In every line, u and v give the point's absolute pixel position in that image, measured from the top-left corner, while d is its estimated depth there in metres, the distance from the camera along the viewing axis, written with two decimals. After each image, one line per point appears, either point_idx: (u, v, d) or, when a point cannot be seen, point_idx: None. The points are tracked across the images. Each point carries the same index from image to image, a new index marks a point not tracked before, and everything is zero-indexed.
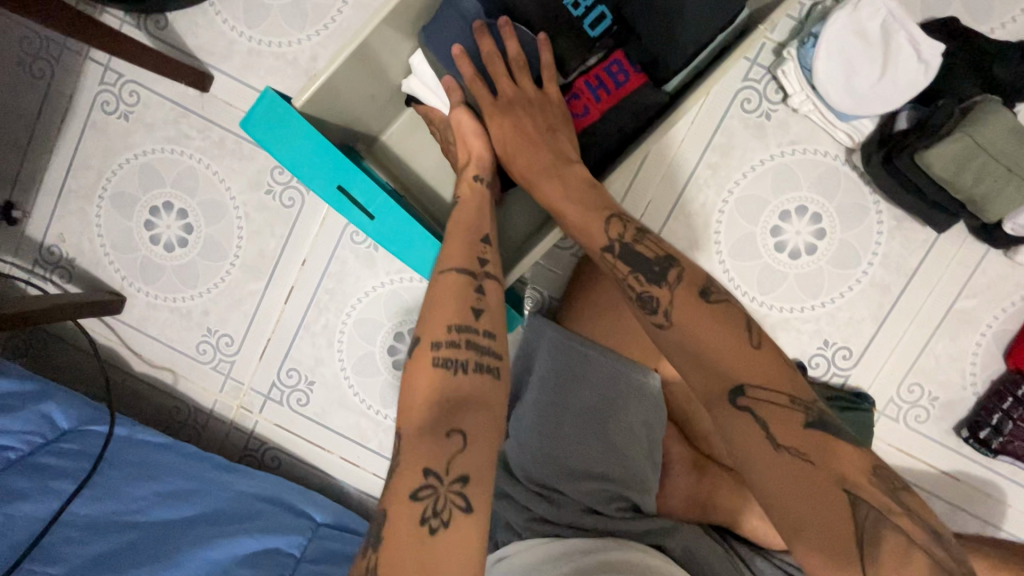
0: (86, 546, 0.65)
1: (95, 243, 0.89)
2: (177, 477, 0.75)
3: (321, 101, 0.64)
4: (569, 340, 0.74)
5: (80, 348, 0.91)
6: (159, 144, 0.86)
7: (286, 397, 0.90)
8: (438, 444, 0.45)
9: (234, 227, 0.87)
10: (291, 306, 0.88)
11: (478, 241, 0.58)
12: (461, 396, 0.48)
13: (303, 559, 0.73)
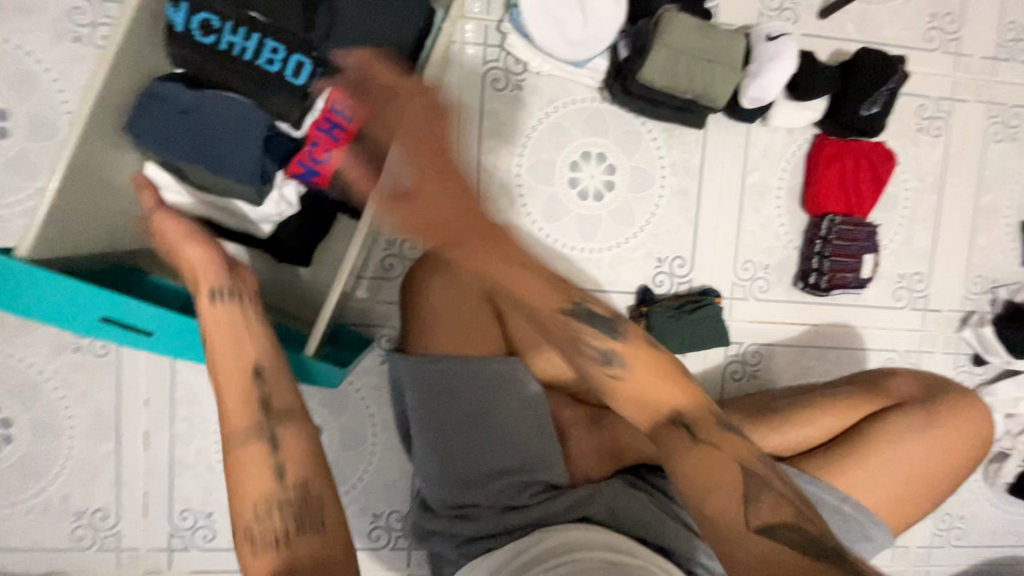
0: None
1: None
2: None
3: (53, 236, 0.60)
4: (419, 363, 0.73)
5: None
6: None
7: (190, 541, 0.84)
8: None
9: (56, 399, 0.80)
10: (154, 449, 0.83)
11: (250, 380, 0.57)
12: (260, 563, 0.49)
13: None
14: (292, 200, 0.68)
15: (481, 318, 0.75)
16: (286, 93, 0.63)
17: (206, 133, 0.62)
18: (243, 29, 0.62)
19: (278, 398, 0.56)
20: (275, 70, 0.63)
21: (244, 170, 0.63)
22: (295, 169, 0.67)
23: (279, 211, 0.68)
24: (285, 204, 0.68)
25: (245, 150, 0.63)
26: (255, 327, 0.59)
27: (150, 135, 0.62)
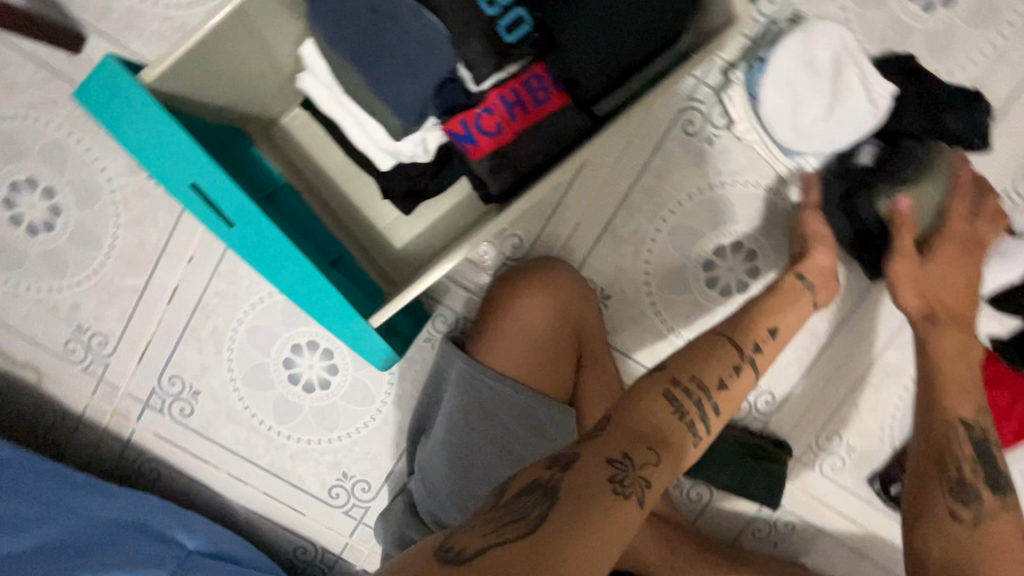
0: None
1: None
2: (25, 503, 0.69)
3: (181, 75, 0.54)
4: (478, 374, 0.67)
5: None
6: (22, 111, 0.74)
7: (167, 406, 0.81)
8: (582, 471, 0.44)
9: (110, 213, 0.76)
10: (175, 308, 0.78)
11: (703, 378, 0.55)
12: (610, 460, 0.46)
13: None
14: (429, 150, 0.61)
15: (560, 361, 0.70)
16: (486, 39, 0.52)
17: (383, 48, 0.54)
18: None
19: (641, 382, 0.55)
20: (490, 14, 0.52)
21: (400, 104, 0.55)
22: (454, 127, 0.57)
23: (411, 154, 0.61)
24: (419, 151, 0.61)
25: (411, 83, 0.54)
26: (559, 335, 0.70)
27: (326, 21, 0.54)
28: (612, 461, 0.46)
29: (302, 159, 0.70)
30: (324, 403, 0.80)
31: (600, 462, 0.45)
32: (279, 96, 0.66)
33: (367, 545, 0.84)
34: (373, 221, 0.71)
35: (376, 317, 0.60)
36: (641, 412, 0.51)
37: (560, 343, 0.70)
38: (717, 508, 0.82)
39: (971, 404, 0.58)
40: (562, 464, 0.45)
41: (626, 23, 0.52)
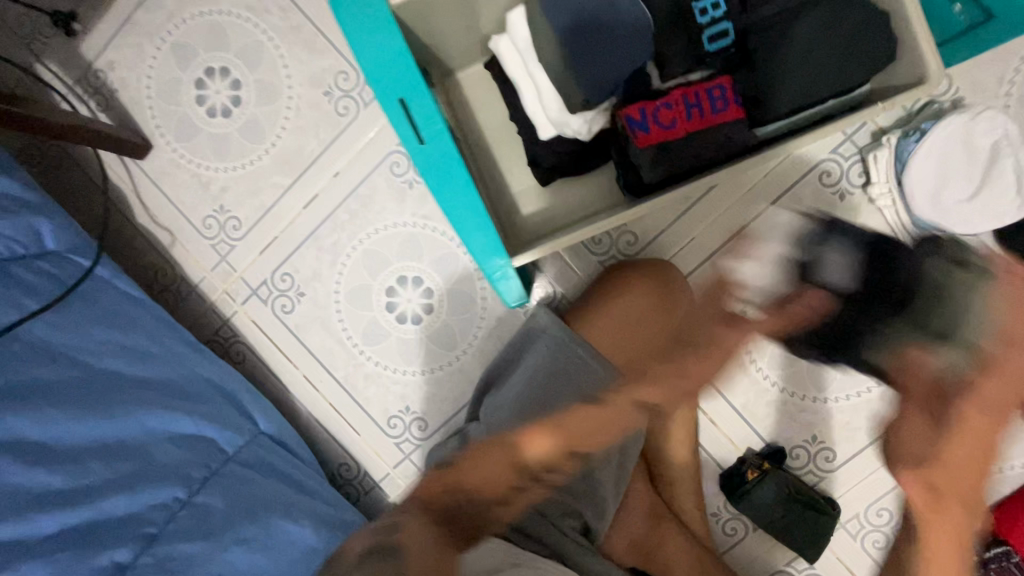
0: (50, 336, 0.64)
1: (142, 83, 0.87)
2: (138, 335, 0.70)
3: (414, 7, 0.60)
4: (573, 342, 0.73)
5: (93, 178, 0.89)
6: (238, 8, 0.83)
7: (271, 299, 0.88)
8: (409, 533, 0.49)
9: (281, 115, 0.84)
10: (308, 214, 0.86)
11: (510, 476, 0.57)
12: (428, 524, 0.50)
13: (233, 458, 0.71)
14: (591, 131, 0.67)
15: (652, 357, 0.73)
16: (688, 44, 0.60)
17: (594, 27, 0.60)
18: None
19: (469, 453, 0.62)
20: (701, 23, 0.59)
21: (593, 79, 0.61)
22: (632, 113, 0.62)
23: (576, 130, 0.66)
24: (584, 129, 0.66)
25: (610, 67, 0.61)
26: (657, 332, 0.74)
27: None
28: (446, 530, 0.51)
29: (467, 112, 0.76)
30: (410, 338, 0.85)
31: (424, 529, 0.50)
32: (466, 53, 0.73)
33: (405, 480, 0.88)
34: (510, 183, 0.76)
35: (517, 260, 0.66)
36: (439, 496, 0.54)
37: (657, 335, 0.76)
38: (748, 547, 0.83)
39: None
40: (387, 533, 0.50)
41: (821, 59, 0.57)
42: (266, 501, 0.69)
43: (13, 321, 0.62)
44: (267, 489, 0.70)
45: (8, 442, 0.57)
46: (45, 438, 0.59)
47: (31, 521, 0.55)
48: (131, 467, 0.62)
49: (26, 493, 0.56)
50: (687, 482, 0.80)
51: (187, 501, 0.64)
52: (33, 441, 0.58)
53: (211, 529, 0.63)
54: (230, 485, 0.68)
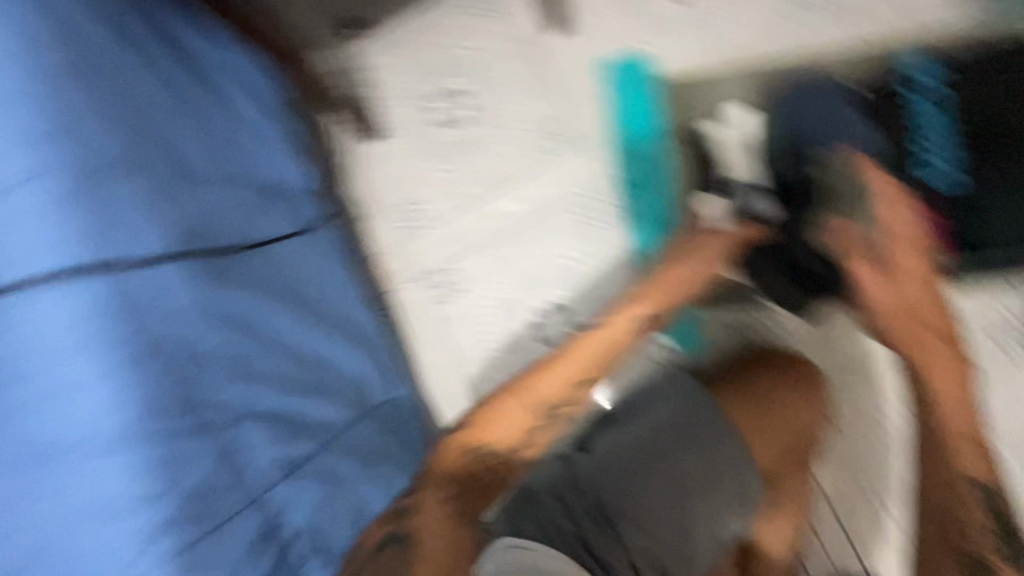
0: (271, 246, 0.69)
1: (384, 79, 0.97)
2: (327, 273, 0.77)
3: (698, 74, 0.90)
4: (706, 400, 0.72)
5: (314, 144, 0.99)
6: (496, 45, 0.95)
7: (432, 288, 0.98)
8: (423, 514, 0.59)
9: (501, 140, 0.96)
10: (494, 226, 0.97)
11: (570, 379, 0.69)
12: (444, 500, 0.60)
13: (378, 406, 0.74)
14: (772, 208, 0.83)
15: (777, 442, 0.74)
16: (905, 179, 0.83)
17: (816, 129, 0.84)
18: (931, 137, 0.83)
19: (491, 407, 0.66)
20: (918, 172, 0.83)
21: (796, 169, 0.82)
22: None
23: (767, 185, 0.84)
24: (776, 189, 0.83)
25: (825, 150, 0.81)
26: (788, 418, 0.74)
27: (791, 101, 0.86)
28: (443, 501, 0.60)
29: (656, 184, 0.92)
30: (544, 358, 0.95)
31: (437, 507, 0.60)
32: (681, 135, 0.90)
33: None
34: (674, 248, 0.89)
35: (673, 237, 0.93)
36: (451, 458, 0.63)
37: (783, 429, 0.75)
38: None
39: None
40: (407, 510, 0.60)
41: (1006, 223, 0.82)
42: (398, 456, 0.71)
43: (259, 238, 0.67)
44: (396, 447, 0.72)
45: (239, 321, 0.59)
46: (264, 329, 0.62)
47: (236, 409, 0.55)
48: (315, 384, 0.65)
49: (260, 371, 0.59)
50: None
51: (343, 433, 0.66)
52: (255, 324, 0.61)
53: (357, 472, 0.65)
54: (377, 429, 0.71)
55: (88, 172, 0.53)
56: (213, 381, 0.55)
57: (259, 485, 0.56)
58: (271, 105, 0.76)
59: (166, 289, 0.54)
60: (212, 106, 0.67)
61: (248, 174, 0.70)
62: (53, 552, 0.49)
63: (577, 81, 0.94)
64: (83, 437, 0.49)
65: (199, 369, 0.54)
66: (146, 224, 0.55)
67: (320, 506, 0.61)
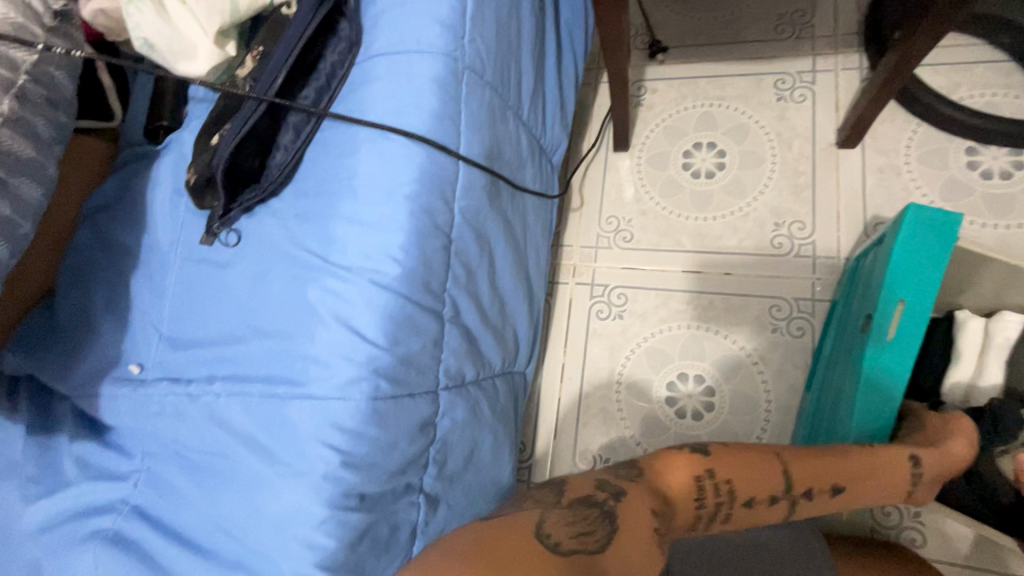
0: (525, 188, 0.74)
1: (658, 107, 1.06)
2: (541, 236, 0.81)
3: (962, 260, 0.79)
4: (817, 551, 0.65)
5: (575, 133, 1.09)
6: (770, 129, 1.00)
7: (597, 300, 1.02)
8: (631, 508, 0.47)
9: (731, 209, 0.99)
10: (681, 277, 0.99)
11: (829, 476, 0.54)
12: (650, 507, 0.48)
13: (517, 370, 0.79)
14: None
15: None
16: None
17: None
18: None
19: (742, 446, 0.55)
20: None
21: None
22: None
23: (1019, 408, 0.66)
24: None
25: None
26: None
27: None
28: (657, 512, 0.47)
29: None
30: (663, 418, 0.94)
31: (643, 509, 0.47)
32: None
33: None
34: None
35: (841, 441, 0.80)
36: (682, 472, 0.51)
37: None
38: None
39: None
40: (617, 492, 0.47)
41: None
42: (509, 421, 0.75)
43: (526, 187, 0.74)
44: (512, 416, 0.76)
45: (481, 235, 0.63)
46: (491, 252, 0.66)
47: (451, 313, 0.58)
48: (495, 322, 0.68)
49: (472, 287, 0.61)
50: None
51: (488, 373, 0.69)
52: (488, 244, 0.65)
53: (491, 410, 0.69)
54: (507, 388, 0.75)
55: (470, 66, 0.60)
56: (455, 279, 0.58)
57: (441, 381, 0.58)
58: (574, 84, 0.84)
59: (470, 184, 0.60)
60: (557, 70, 0.79)
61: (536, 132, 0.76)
62: (273, 344, 0.52)
63: (831, 195, 0.95)
64: (355, 265, 0.53)
65: (454, 264, 0.58)
66: (482, 129, 0.61)
67: (462, 426, 0.61)
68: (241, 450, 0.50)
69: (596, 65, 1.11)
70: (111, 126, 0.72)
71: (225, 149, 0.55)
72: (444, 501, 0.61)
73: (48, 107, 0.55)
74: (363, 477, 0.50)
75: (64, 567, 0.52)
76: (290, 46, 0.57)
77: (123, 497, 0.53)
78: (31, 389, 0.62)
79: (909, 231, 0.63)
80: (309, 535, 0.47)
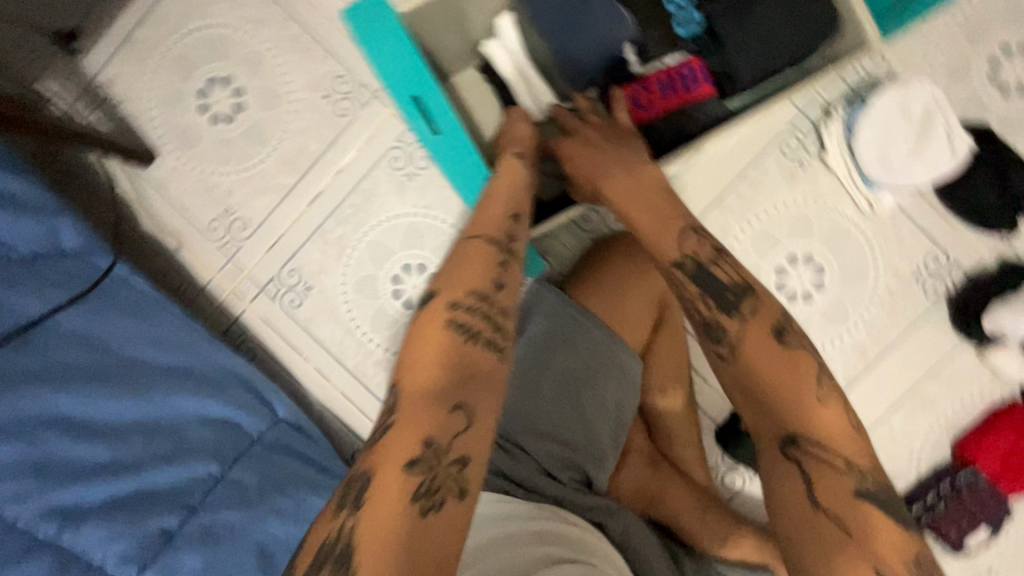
0: (76, 321, 0.68)
1: (132, 92, 0.90)
2: (167, 326, 0.75)
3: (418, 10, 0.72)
4: (569, 308, 0.74)
5: (113, 177, 0.92)
6: (237, 22, 0.88)
7: (281, 296, 0.91)
8: (380, 489, 0.43)
9: (284, 120, 0.89)
10: (313, 210, 0.90)
11: (477, 278, 0.57)
12: (404, 464, 0.44)
13: (258, 441, 0.75)
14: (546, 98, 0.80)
15: (645, 315, 0.78)
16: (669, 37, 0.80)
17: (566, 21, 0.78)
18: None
19: (443, 293, 0.56)
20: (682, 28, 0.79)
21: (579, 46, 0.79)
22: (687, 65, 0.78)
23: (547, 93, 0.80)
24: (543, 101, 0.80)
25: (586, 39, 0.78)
26: (645, 283, 0.78)
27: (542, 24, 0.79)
28: (411, 467, 0.44)
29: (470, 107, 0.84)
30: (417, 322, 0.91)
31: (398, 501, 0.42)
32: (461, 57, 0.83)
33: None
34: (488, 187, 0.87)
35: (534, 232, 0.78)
36: (431, 332, 0.53)
37: (646, 297, 0.78)
38: (745, 496, 0.89)
39: (844, 443, 0.49)
40: (354, 503, 0.42)
41: (786, 32, 0.74)
42: (291, 478, 0.72)
43: (66, 299, 0.68)
44: (292, 469, 0.74)
45: (48, 420, 0.59)
46: (84, 416, 0.62)
47: (86, 485, 0.58)
48: (167, 444, 0.66)
49: (80, 475, 0.58)
50: (689, 438, 0.84)
51: (222, 476, 0.68)
52: (67, 417, 0.61)
53: (248, 503, 0.67)
54: (258, 466, 0.72)
55: None
56: (57, 482, 0.57)
57: (149, 531, 0.60)
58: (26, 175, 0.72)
59: None
60: None
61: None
62: None
63: (334, 30, 0.88)
64: None
65: (48, 447, 0.58)
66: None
67: (226, 536, 0.64)
68: None
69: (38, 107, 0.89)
70: None
71: None
72: None
73: None
74: None
75: None
76: None
77: None
78: None
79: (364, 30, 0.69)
80: None
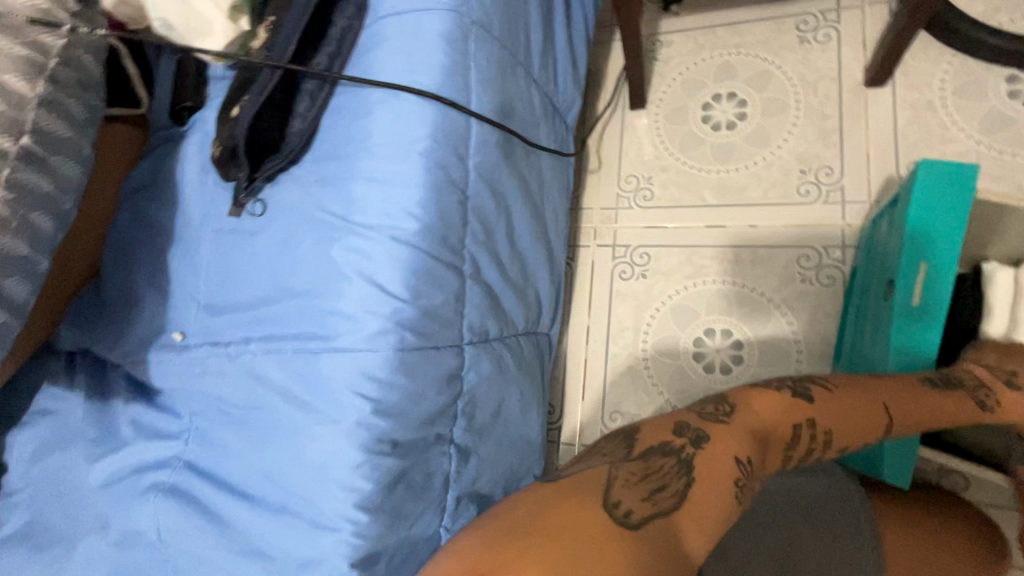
0: (516, 112, 0.67)
1: (672, 59, 1.04)
2: (540, 180, 0.75)
3: None
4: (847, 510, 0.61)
5: (602, 89, 1.07)
6: (793, 76, 0.96)
7: (620, 261, 1.01)
8: (708, 461, 0.44)
9: (754, 159, 0.96)
10: (704, 232, 0.97)
11: (870, 402, 0.54)
12: (736, 461, 0.45)
13: (541, 328, 0.78)
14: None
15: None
16: None
17: None
18: None
19: (824, 391, 0.53)
20: None
21: None
22: None
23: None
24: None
25: None
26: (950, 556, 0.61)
27: None
28: (740, 462, 0.45)
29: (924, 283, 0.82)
30: (690, 373, 0.94)
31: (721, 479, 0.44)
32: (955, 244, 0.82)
33: None
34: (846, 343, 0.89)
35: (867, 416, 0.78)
36: (787, 400, 0.51)
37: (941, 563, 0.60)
38: None
39: None
40: (683, 468, 0.43)
41: None
42: (530, 381, 0.72)
43: (538, 143, 0.73)
44: (535, 375, 0.75)
45: (495, 186, 0.62)
46: (500, 201, 0.64)
47: (476, 249, 0.60)
48: (518, 272, 0.69)
49: (479, 241, 0.60)
50: None
51: (513, 329, 0.69)
52: (502, 196, 0.64)
53: (511, 367, 0.67)
54: (517, 346, 0.70)
55: (478, 21, 0.59)
56: (472, 233, 0.59)
57: (466, 336, 0.59)
58: (584, 38, 0.83)
59: (482, 133, 0.60)
60: (564, 20, 0.77)
61: (523, 81, 0.68)
62: (303, 302, 0.55)
63: (862, 136, 0.91)
64: (375, 222, 0.54)
65: (460, 223, 0.58)
66: (481, 90, 0.60)
67: (488, 381, 0.62)
68: (276, 402, 0.53)
69: (608, 19, 1.09)
70: (139, 112, 0.76)
71: (245, 118, 0.57)
72: (476, 453, 0.62)
73: (80, 90, 0.58)
74: (393, 424, 0.52)
75: (127, 516, 0.57)
76: (304, 8, 0.58)
77: (176, 454, 0.57)
78: (86, 362, 0.69)
79: (926, 188, 0.63)
80: (347, 477, 0.50)
